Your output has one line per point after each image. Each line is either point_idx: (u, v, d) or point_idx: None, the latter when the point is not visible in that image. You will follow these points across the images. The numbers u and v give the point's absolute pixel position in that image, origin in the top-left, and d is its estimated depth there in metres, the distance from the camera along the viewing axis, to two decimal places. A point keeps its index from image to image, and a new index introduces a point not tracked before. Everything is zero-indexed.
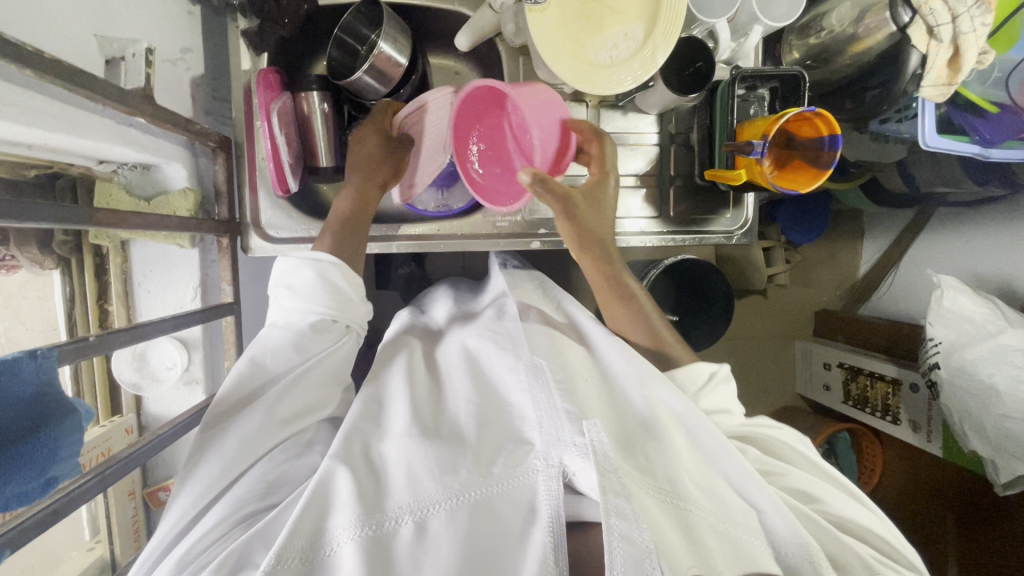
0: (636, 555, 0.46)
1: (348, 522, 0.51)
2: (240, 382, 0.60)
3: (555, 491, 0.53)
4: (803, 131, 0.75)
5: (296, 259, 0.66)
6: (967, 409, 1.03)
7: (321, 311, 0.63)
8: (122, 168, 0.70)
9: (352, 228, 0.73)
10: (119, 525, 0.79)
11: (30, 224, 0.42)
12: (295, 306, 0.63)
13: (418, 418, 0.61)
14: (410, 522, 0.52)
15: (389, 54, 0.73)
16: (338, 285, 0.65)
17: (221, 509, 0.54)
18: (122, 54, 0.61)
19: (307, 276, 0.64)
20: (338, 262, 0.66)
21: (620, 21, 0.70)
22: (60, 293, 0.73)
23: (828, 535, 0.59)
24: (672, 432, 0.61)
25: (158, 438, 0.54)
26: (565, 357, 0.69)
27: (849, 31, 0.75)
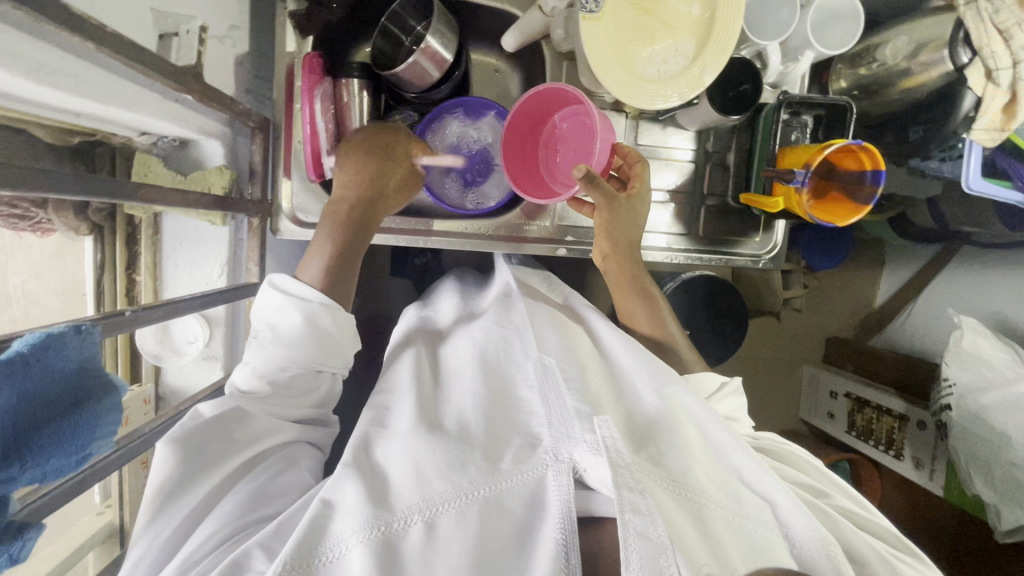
0: (652, 551, 0.44)
1: (356, 525, 0.50)
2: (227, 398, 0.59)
3: (564, 487, 0.52)
4: (844, 162, 0.74)
5: (282, 296, 0.61)
6: (976, 453, 1.02)
7: (304, 362, 0.60)
8: (162, 140, 0.70)
9: (347, 263, 0.67)
10: (132, 492, 0.80)
11: (62, 194, 0.42)
12: (276, 352, 0.60)
13: (426, 417, 0.61)
14: (420, 522, 0.51)
15: (436, 49, 0.74)
16: (325, 330, 0.62)
17: (214, 521, 0.54)
18: (175, 31, 0.62)
19: (293, 321, 0.60)
20: (328, 304, 0.62)
21: (672, 36, 0.69)
22: (91, 259, 0.73)
23: (840, 527, 0.59)
24: (686, 428, 0.60)
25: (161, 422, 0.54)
26: (577, 351, 0.69)
27: (903, 66, 0.74)
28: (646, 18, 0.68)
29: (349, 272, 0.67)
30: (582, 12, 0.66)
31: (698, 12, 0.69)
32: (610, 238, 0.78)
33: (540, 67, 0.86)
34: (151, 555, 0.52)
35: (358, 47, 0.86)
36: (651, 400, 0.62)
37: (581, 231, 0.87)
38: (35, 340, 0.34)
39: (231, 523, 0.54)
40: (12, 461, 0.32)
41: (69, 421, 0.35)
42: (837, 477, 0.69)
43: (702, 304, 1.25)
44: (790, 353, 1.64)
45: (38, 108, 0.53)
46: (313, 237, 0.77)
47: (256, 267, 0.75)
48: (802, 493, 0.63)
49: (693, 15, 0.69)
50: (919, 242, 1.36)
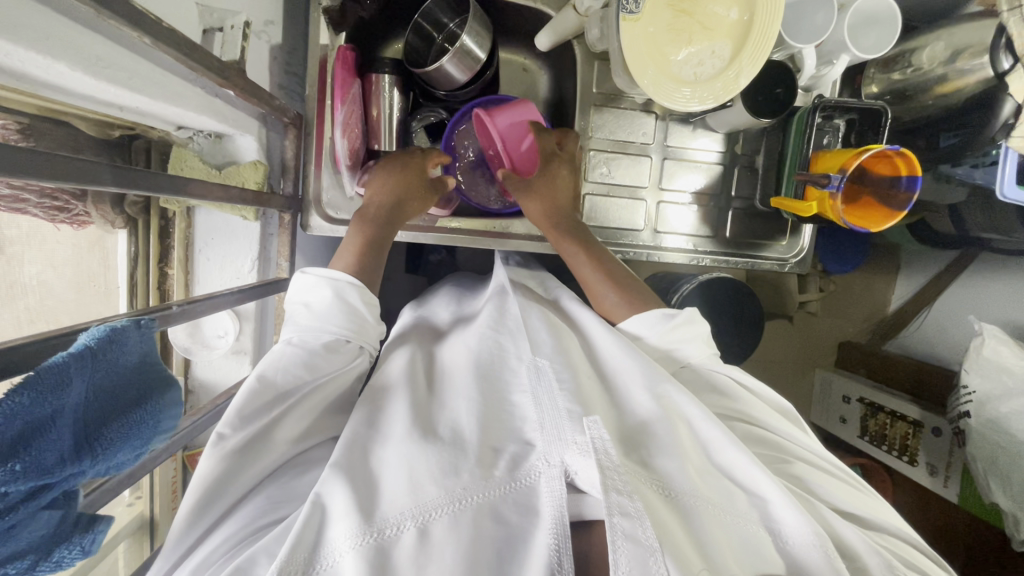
0: (641, 555, 0.44)
1: (348, 531, 0.49)
2: (251, 399, 0.57)
3: (557, 492, 0.51)
4: (878, 167, 0.74)
5: (314, 276, 0.65)
6: (994, 461, 1.02)
7: (336, 330, 0.62)
8: (197, 135, 0.70)
9: (375, 253, 0.71)
10: (160, 485, 0.79)
11: (114, 188, 0.43)
12: (310, 325, 0.62)
13: (418, 423, 0.60)
14: (412, 528, 0.51)
15: (470, 48, 0.74)
16: (354, 307, 0.65)
17: (231, 524, 0.53)
18: (220, 25, 0.60)
19: (324, 296, 0.64)
20: (355, 283, 0.66)
21: (709, 38, 0.69)
22: (124, 252, 0.72)
23: (833, 526, 0.57)
24: (678, 428, 0.59)
25: (191, 424, 0.54)
26: (569, 353, 0.68)
27: (939, 72, 0.74)
28: (684, 19, 0.68)
29: (381, 261, 0.71)
30: (622, 13, 0.66)
31: (738, 14, 0.68)
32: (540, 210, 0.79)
33: (570, 65, 0.86)
34: (173, 556, 0.53)
35: (387, 42, 0.85)
36: (644, 402, 0.62)
37: (607, 231, 0.88)
38: (100, 333, 0.34)
39: (243, 527, 0.53)
40: (84, 455, 0.33)
41: (136, 414, 0.36)
42: (840, 465, 0.66)
43: (719, 306, 1.25)
44: (802, 355, 1.64)
45: (84, 101, 0.53)
46: (342, 233, 0.78)
47: (286, 262, 0.75)
48: (793, 485, 0.61)
49: (732, 19, 0.68)
50: (937, 248, 1.36)
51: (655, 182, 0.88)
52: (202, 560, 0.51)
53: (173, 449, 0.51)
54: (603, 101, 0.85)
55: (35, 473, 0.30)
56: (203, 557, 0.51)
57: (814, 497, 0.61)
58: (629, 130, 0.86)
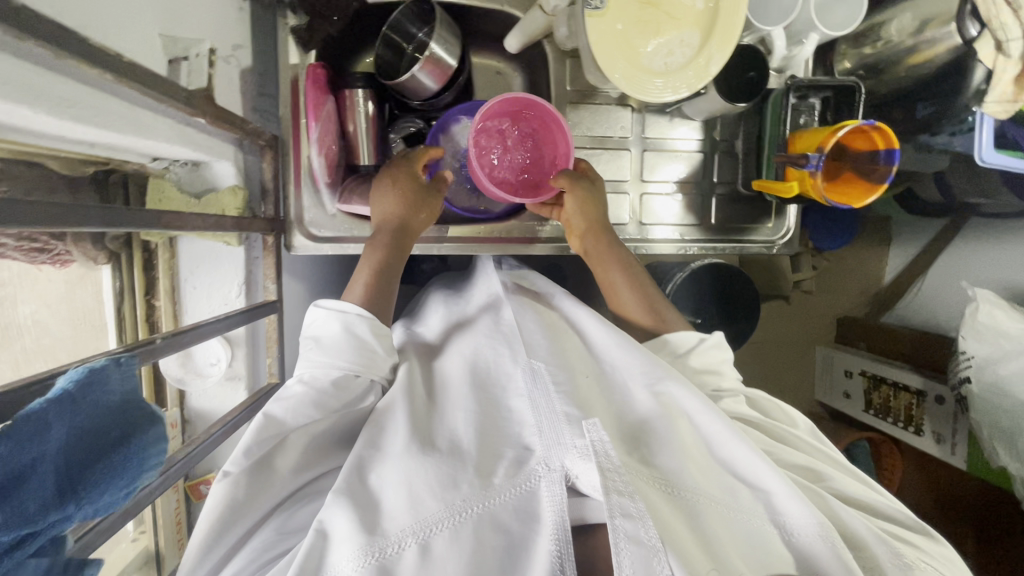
0: (646, 555, 0.46)
1: (352, 554, 0.49)
2: (255, 439, 0.56)
3: (558, 496, 0.52)
4: (856, 143, 0.74)
5: (324, 310, 0.65)
6: (999, 424, 1.03)
7: (345, 367, 0.62)
8: (174, 164, 0.69)
9: (384, 279, 0.71)
10: (165, 519, 0.75)
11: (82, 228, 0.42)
12: (320, 360, 0.62)
13: (417, 434, 0.59)
14: (414, 545, 0.50)
15: (440, 56, 0.74)
16: (362, 339, 0.64)
17: (241, 559, 0.54)
18: (185, 55, 0.60)
19: (333, 330, 0.64)
20: (364, 315, 0.65)
21: (677, 27, 0.69)
22: (109, 288, 0.71)
23: (837, 516, 0.57)
24: (677, 422, 0.60)
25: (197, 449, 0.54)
26: (565, 353, 0.68)
27: (908, 43, 0.74)
28: (650, 11, 0.68)
29: (390, 285, 0.72)
30: (587, 9, 0.66)
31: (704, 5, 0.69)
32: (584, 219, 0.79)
33: (543, 65, 0.86)
34: None
35: (359, 56, 0.85)
36: (643, 399, 0.62)
37: None
38: (78, 377, 0.35)
39: (253, 562, 0.53)
40: (69, 499, 0.33)
41: (120, 455, 0.36)
42: (837, 455, 0.68)
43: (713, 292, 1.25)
44: (802, 334, 1.64)
45: (55, 142, 0.53)
46: (327, 251, 0.79)
47: (274, 284, 0.75)
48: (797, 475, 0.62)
49: (696, 10, 0.69)
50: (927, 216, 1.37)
51: (637, 175, 0.88)
52: None
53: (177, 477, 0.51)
54: (579, 98, 0.85)
55: (16, 523, 0.31)
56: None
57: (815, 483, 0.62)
58: (606, 125, 0.86)
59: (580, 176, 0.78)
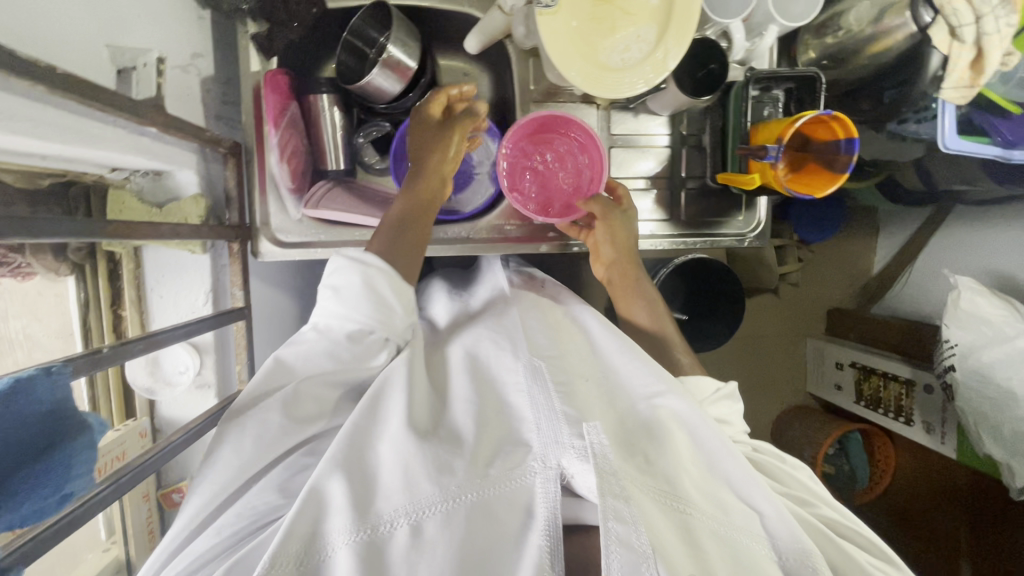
0: (634, 560, 0.46)
1: (344, 527, 0.50)
2: (267, 379, 0.61)
3: (551, 493, 0.52)
4: (819, 133, 0.74)
5: (345, 259, 0.65)
6: (984, 412, 1.02)
7: (362, 321, 0.62)
8: (135, 174, 0.70)
9: (407, 229, 0.71)
10: (135, 525, 0.76)
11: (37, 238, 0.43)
12: (338, 309, 0.63)
13: (417, 421, 0.59)
14: (405, 525, 0.51)
15: (400, 59, 0.74)
16: (382, 294, 0.64)
17: (233, 514, 0.56)
18: (134, 64, 0.61)
19: (352, 280, 0.64)
20: (385, 269, 0.65)
21: (632, 22, 0.69)
22: (75, 298, 0.72)
23: (827, 541, 0.61)
24: (676, 433, 0.61)
25: (171, 445, 0.57)
26: (568, 354, 0.69)
27: (868, 32, 0.73)
28: (604, 7, 0.68)
29: (410, 234, 0.71)
30: (539, 8, 0.66)
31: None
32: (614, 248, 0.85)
33: (507, 64, 0.86)
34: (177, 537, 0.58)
35: (324, 61, 0.85)
36: (642, 407, 0.63)
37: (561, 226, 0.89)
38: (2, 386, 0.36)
39: (247, 522, 0.55)
40: None
41: (39, 466, 0.37)
42: (823, 489, 0.70)
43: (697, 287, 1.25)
44: (792, 327, 1.63)
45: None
46: (293, 257, 0.78)
47: (240, 291, 0.75)
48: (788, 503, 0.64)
49: (652, 4, 0.69)
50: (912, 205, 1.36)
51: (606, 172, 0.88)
52: (202, 546, 0.55)
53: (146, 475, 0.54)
54: (545, 97, 0.85)
55: None
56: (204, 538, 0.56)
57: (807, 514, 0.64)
58: None
59: (614, 207, 0.83)
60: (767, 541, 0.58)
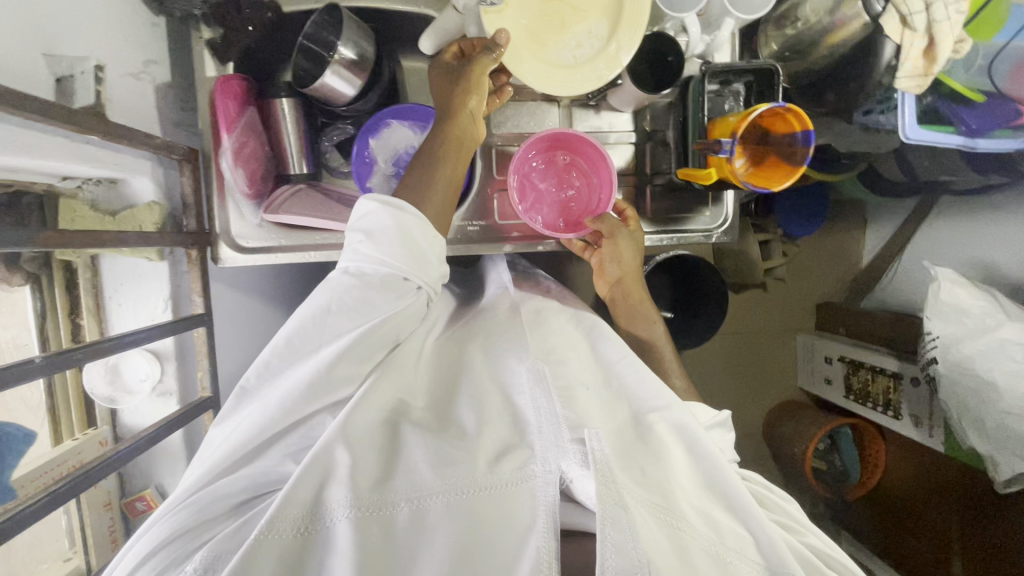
0: (629, 568, 0.48)
1: (345, 497, 0.51)
2: (301, 326, 0.62)
3: (551, 496, 0.52)
4: (776, 126, 0.73)
5: (375, 204, 0.64)
6: (967, 405, 1.00)
7: (396, 266, 0.62)
8: (87, 183, 0.70)
9: (436, 174, 0.70)
10: (95, 538, 0.79)
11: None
12: (371, 254, 0.62)
13: (419, 422, 0.60)
14: (407, 507, 0.52)
15: (354, 59, 0.74)
16: (414, 238, 0.64)
17: (242, 474, 0.57)
18: (71, 73, 0.61)
19: (385, 224, 0.63)
20: (418, 215, 0.65)
21: (583, 19, 0.68)
22: (31, 308, 0.72)
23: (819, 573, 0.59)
24: (674, 449, 0.61)
25: (115, 456, 0.63)
26: (568, 363, 0.70)
27: (824, 23, 0.73)
28: (554, 4, 0.68)
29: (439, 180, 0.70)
30: (483, 6, 0.65)
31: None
32: (618, 267, 0.87)
33: None
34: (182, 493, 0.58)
35: None
36: (640, 418, 0.64)
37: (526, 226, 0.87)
38: None
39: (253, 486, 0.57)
40: None
41: None
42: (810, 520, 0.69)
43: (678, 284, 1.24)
44: (782, 323, 1.62)
45: None
46: (256, 262, 0.78)
47: (199, 297, 0.75)
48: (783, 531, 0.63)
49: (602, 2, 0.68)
50: (898, 196, 1.35)
51: None
52: (210, 498, 0.56)
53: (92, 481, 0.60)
54: (505, 96, 0.84)
55: None
56: (211, 496, 0.56)
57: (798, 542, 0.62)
58: (536, 122, 0.86)
59: (622, 227, 0.84)
60: (761, 564, 0.55)
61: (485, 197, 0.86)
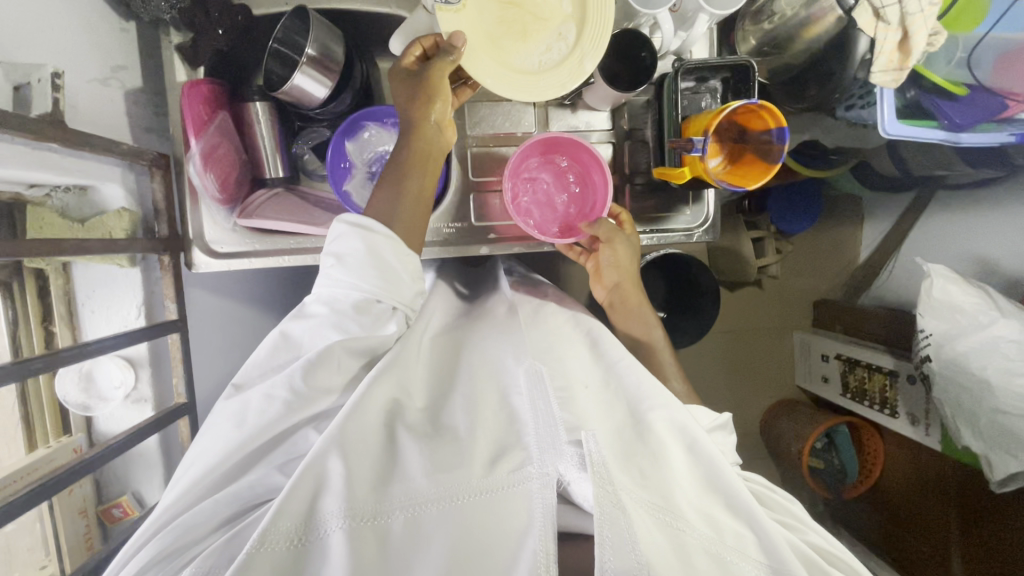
0: (627, 569, 0.47)
1: (339, 511, 0.50)
2: (274, 353, 0.61)
3: (550, 499, 0.51)
4: (752, 123, 0.72)
5: (346, 225, 0.62)
6: (960, 403, 0.98)
7: (367, 290, 0.60)
8: (56, 190, 0.71)
9: (408, 197, 0.69)
10: (70, 542, 0.81)
11: None
12: (342, 279, 0.60)
13: (412, 425, 0.59)
14: (401, 517, 0.51)
15: (324, 60, 0.73)
16: (386, 259, 0.62)
17: (225, 495, 0.56)
18: (27, 81, 0.59)
19: (356, 247, 0.61)
20: (390, 236, 0.62)
21: (546, 27, 0.67)
22: (3, 316, 0.73)
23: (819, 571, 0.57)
24: (674, 447, 0.59)
25: (80, 465, 0.62)
26: (565, 364, 0.67)
27: (801, 15, 0.71)
28: (512, 11, 0.66)
29: (412, 206, 0.70)
30: (438, 3, 0.63)
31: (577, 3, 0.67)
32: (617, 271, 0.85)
33: None
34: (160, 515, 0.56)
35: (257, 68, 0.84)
36: (640, 415, 0.61)
37: (503, 227, 0.86)
38: None
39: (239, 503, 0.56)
40: None
41: None
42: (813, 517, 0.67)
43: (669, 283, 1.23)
44: (778, 321, 1.59)
45: None
46: (230, 267, 0.77)
47: (172, 304, 0.76)
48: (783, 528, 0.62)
49: (565, 10, 0.67)
50: (892, 190, 1.32)
51: None
52: (192, 521, 0.55)
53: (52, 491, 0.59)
54: (481, 96, 0.83)
55: None
56: (194, 519, 0.55)
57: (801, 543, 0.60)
58: (511, 122, 0.85)
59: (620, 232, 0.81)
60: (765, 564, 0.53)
61: (462, 199, 0.85)
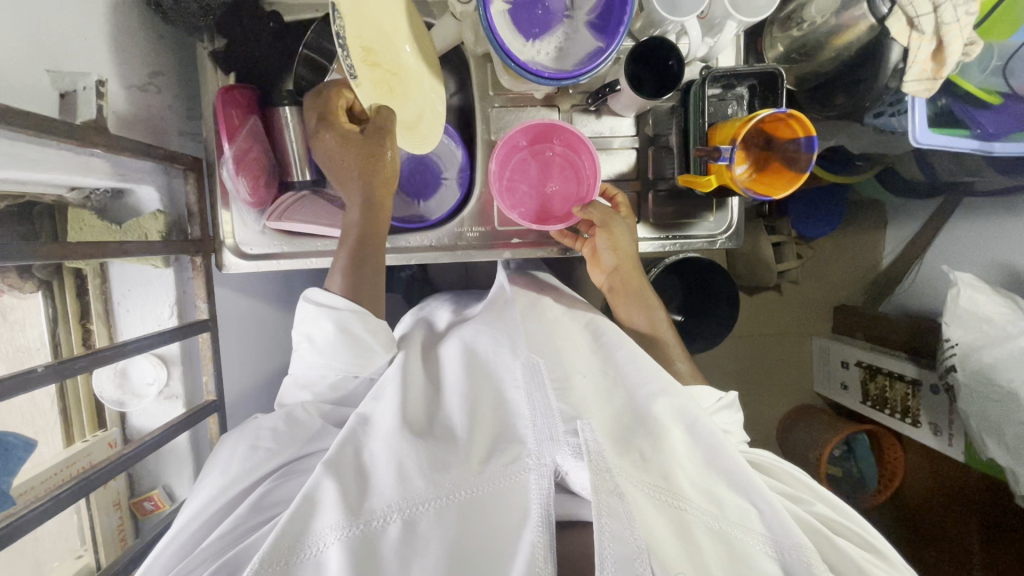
0: (627, 555, 0.47)
1: (336, 523, 0.52)
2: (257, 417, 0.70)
3: (546, 488, 0.54)
4: (780, 131, 0.72)
5: (315, 309, 0.67)
6: (985, 416, 0.96)
7: (342, 367, 0.68)
8: (95, 193, 0.73)
9: (364, 258, 0.71)
10: (105, 533, 0.84)
11: None
12: (317, 359, 0.69)
13: (410, 422, 0.61)
14: (398, 520, 0.53)
15: None
16: (358, 334, 0.67)
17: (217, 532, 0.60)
18: (74, 88, 0.63)
19: (326, 329, 0.67)
20: (357, 312, 0.67)
21: (405, 81, 0.70)
22: (44, 315, 0.76)
23: (822, 538, 0.59)
24: (672, 430, 0.61)
25: (119, 459, 0.64)
26: (564, 353, 0.70)
27: (831, 23, 0.71)
28: (382, 77, 0.66)
29: (370, 266, 0.71)
30: None
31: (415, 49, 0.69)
32: (615, 256, 0.84)
33: (466, 68, 0.85)
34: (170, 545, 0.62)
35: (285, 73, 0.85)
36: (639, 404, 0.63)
37: (526, 231, 0.86)
38: None
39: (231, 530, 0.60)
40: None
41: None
42: (817, 482, 0.68)
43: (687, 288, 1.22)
44: (795, 326, 1.58)
45: None
46: (258, 267, 0.79)
47: (203, 304, 0.78)
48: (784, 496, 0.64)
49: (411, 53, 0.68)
50: (916, 196, 1.30)
51: None
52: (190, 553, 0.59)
53: (94, 485, 0.61)
54: (506, 102, 0.83)
55: None
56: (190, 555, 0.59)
57: (802, 511, 0.62)
58: None
59: (615, 215, 0.81)
60: (764, 534, 0.56)
61: (485, 203, 0.85)
